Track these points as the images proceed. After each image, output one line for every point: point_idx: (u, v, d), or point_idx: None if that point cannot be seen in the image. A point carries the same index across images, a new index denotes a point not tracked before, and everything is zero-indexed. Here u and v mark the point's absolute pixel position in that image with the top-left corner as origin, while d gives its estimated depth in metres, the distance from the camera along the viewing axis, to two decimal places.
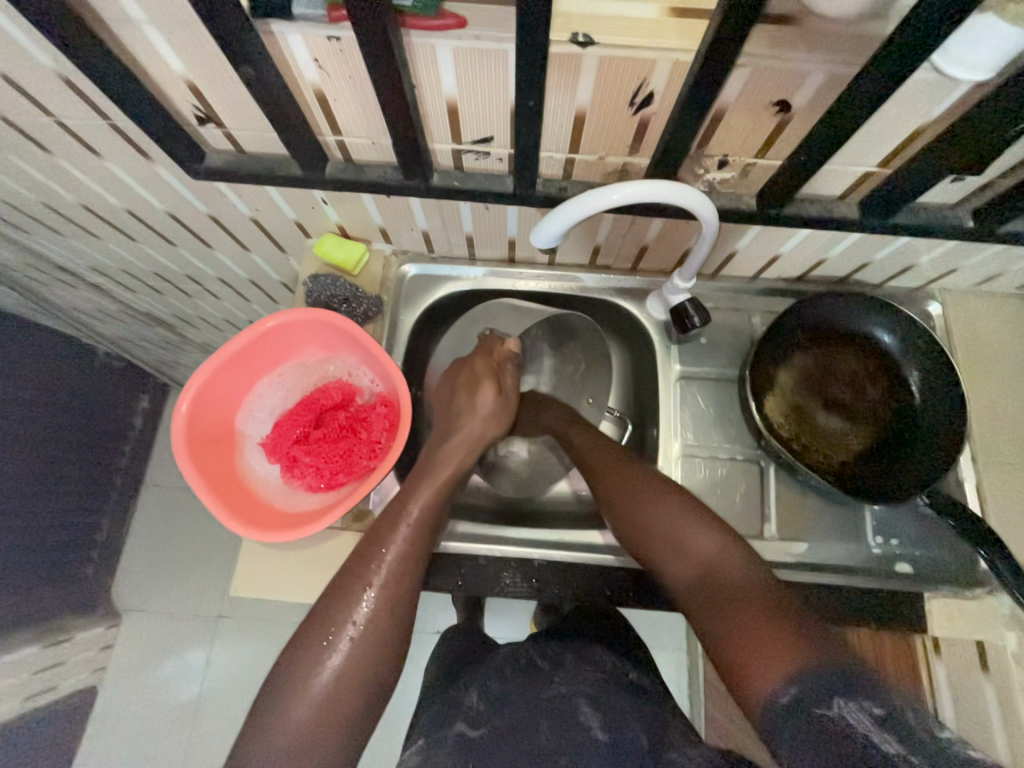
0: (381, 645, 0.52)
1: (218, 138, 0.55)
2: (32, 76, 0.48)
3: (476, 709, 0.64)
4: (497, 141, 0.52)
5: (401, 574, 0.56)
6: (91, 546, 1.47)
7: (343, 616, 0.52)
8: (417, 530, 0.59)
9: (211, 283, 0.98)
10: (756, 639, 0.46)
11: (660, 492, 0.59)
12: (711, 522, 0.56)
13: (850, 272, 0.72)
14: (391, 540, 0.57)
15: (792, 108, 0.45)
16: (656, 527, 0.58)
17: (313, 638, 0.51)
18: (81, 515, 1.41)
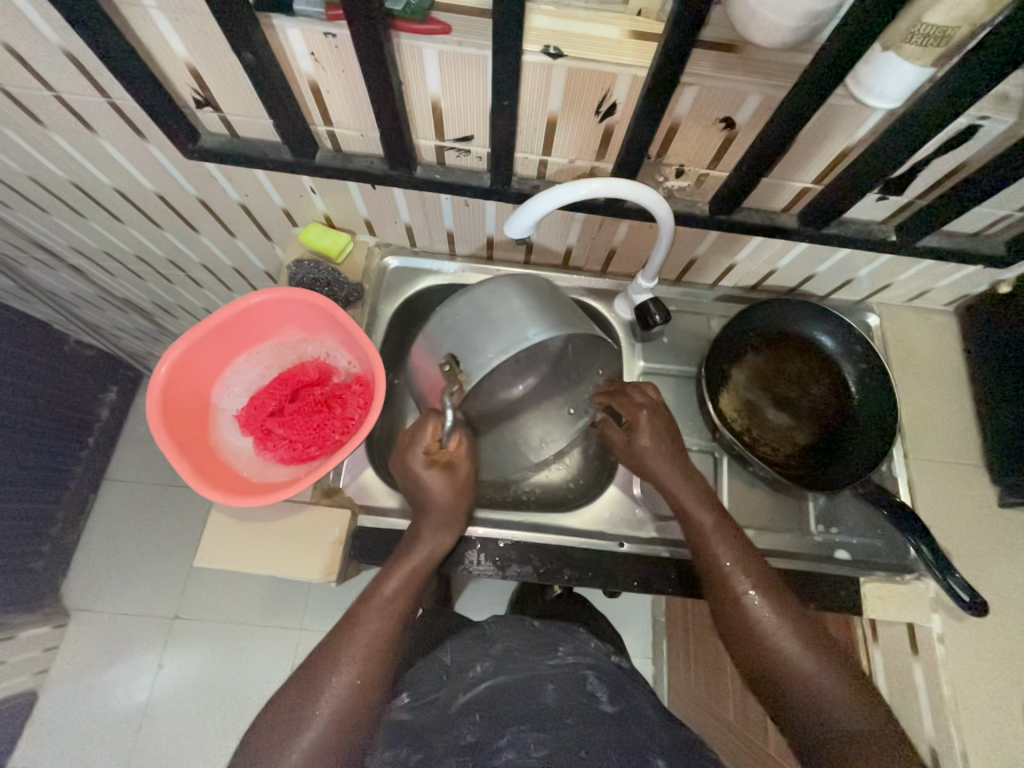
0: (351, 723, 0.53)
1: (214, 121, 0.58)
2: (37, 50, 0.51)
3: (477, 675, 0.68)
4: (476, 140, 0.56)
5: (376, 655, 0.57)
6: (44, 538, 1.41)
7: (315, 696, 0.54)
8: (391, 615, 0.59)
9: (194, 270, 0.99)
10: (794, 675, 0.55)
11: (717, 537, 0.61)
12: (762, 572, 0.59)
13: (797, 283, 0.79)
14: (361, 621, 0.59)
15: (736, 125, 0.51)
16: (714, 573, 0.60)
17: (293, 700, 0.54)
18: (35, 505, 1.36)
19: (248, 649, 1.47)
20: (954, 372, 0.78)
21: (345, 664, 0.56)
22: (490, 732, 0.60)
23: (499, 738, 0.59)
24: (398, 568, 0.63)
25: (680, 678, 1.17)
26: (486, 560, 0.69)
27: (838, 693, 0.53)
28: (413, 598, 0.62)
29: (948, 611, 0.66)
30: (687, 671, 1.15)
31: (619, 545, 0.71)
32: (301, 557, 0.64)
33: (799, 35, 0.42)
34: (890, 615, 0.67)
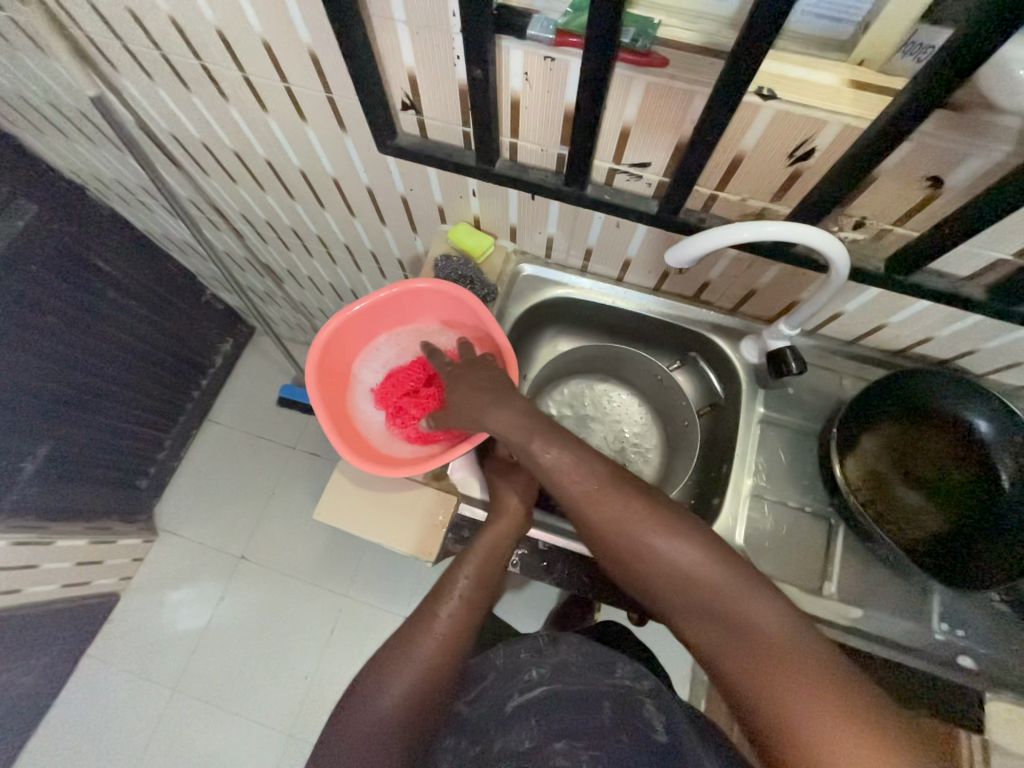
0: (427, 700, 0.55)
1: (411, 122, 0.64)
2: (286, 47, 0.59)
3: (533, 677, 0.64)
4: (653, 168, 0.58)
5: (457, 639, 0.59)
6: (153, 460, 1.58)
7: (388, 679, 0.55)
8: (461, 608, 0.61)
9: (334, 248, 1.09)
10: (784, 690, 0.46)
11: (643, 529, 0.55)
12: (729, 567, 0.53)
13: (953, 356, 0.73)
14: (435, 609, 0.60)
15: (944, 185, 0.48)
16: (676, 577, 0.54)
17: (383, 663, 0.57)
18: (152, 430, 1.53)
19: (298, 600, 1.56)
20: None
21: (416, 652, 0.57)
22: (544, 739, 0.55)
23: (551, 744, 0.54)
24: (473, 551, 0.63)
25: None
26: (573, 573, 0.69)
27: (848, 709, 0.44)
28: (487, 591, 0.63)
29: None
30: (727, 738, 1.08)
31: None
32: (404, 531, 0.68)
33: None
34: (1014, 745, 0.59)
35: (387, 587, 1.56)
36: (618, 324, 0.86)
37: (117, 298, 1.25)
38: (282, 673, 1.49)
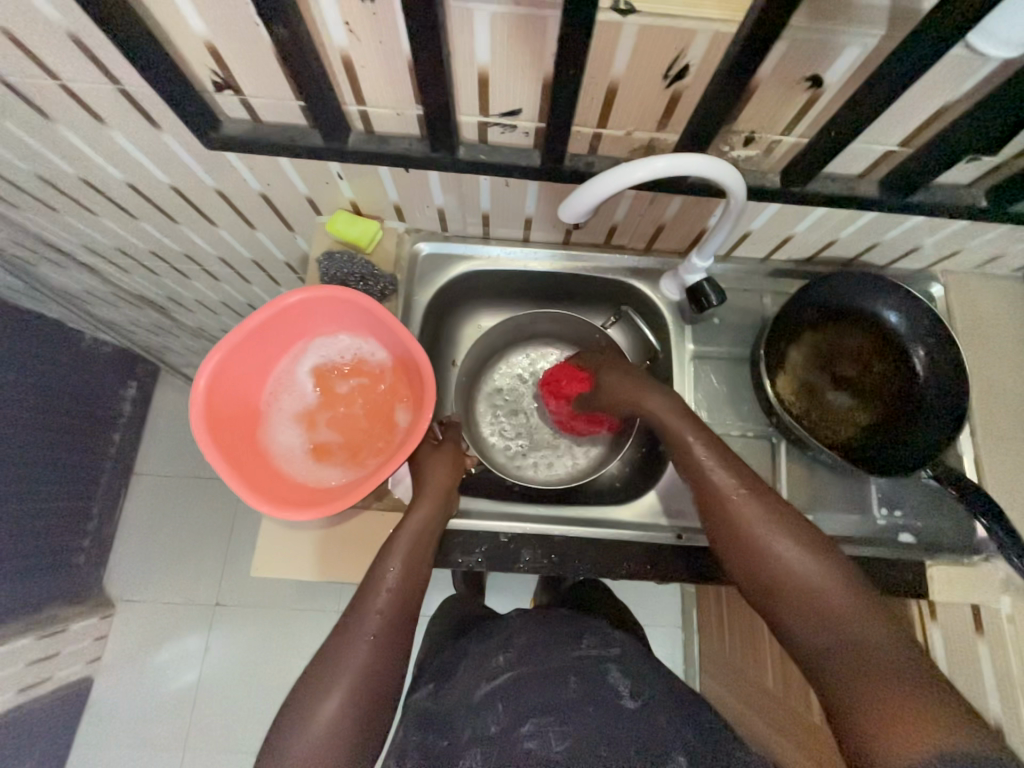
0: (389, 652, 0.56)
1: (234, 105, 0.53)
2: (39, 35, 0.46)
3: (500, 664, 0.63)
4: (525, 114, 0.51)
5: (409, 592, 0.59)
6: (83, 534, 1.43)
7: (327, 686, 0.52)
8: (392, 600, 0.58)
9: (210, 263, 0.95)
10: (880, 677, 0.48)
11: (765, 527, 0.57)
12: (842, 568, 0.55)
13: (859, 252, 0.74)
14: (364, 605, 0.57)
15: (824, 83, 0.45)
16: (772, 569, 0.56)
17: (336, 643, 0.55)
18: (69, 504, 1.36)
19: (287, 629, 1.51)
20: None
21: (352, 654, 0.54)
22: (512, 721, 0.56)
23: (520, 730, 0.55)
24: (399, 536, 0.60)
25: (713, 650, 1.18)
26: (540, 556, 0.67)
27: (930, 696, 0.46)
28: (419, 579, 0.60)
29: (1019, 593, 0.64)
30: (719, 643, 1.15)
31: (677, 537, 0.69)
32: (355, 562, 0.63)
33: None
34: (958, 599, 0.65)
35: None
36: (537, 287, 0.81)
37: None
38: None
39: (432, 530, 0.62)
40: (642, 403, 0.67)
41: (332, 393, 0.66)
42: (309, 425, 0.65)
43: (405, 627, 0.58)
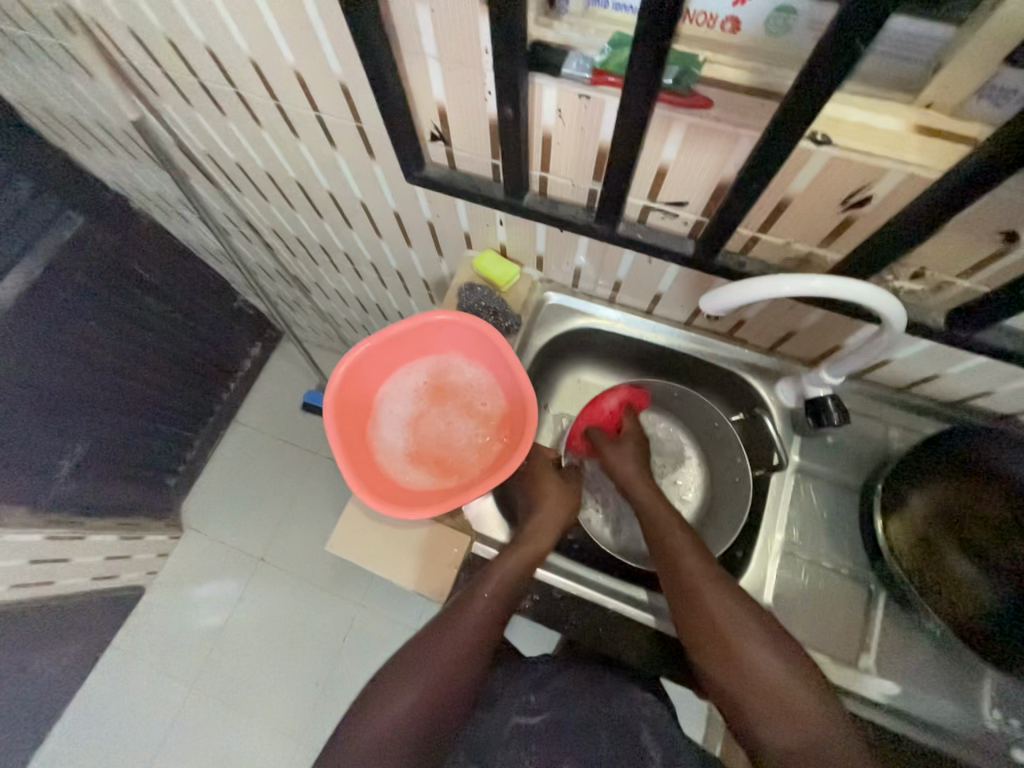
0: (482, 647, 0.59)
1: (440, 153, 0.62)
2: (319, 79, 0.58)
3: (533, 701, 0.65)
4: (690, 207, 0.55)
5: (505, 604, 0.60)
6: (180, 461, 1.62)
7: (395, 695, 0.56)
8: (468, 637, 0.58)
9: (361, 264, 1.08)
10: None
11: (745, 631, 0.55)
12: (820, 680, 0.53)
13: (1017, 411, 0.66)
14: (443, 634, 0.59)
15: (1021, 241, 0.44)
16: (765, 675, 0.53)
17: (438, 627, 0.59)
18: (181, 432, 1.56)
19: (312, 604, 1.58)
20: None
21: (420, 676, 0.56)
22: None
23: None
24: (502, 565, 0.61)
25: None
26: (587, 622, 0.68)
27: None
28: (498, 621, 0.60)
29: None
30: None
31: None
32: (415, 569, 0.67)
33: None
34: None
35: (399, 596, 1.56)
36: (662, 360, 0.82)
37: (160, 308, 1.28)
38: (294, 677, 1.51)
39: (530, 571, 0.62)
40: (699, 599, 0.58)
41: (440, 408, 0.72)
42: (411, 431, 0.71)
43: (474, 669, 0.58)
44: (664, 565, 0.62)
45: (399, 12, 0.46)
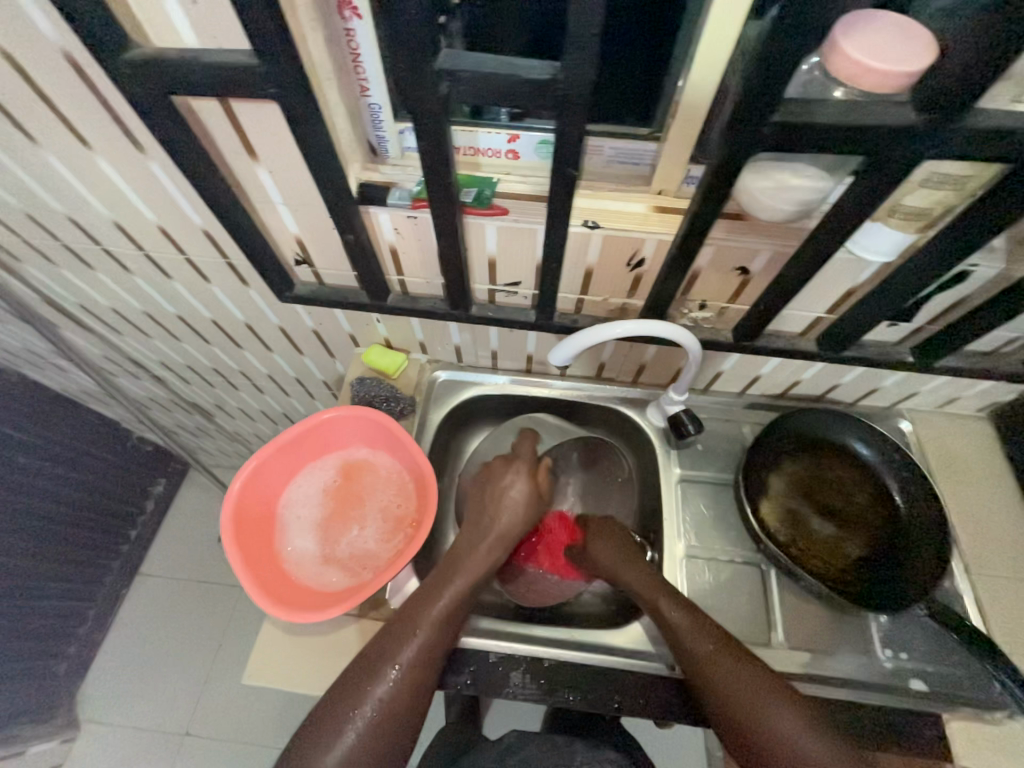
0: (409, 703, 0.58)
1: (307, 274, 0.71)
2: (183, 230, 0.65)
3: None
4: (524, 284, 0.66)
5: (427, 659, 0.59)
6: (71, 639, 1.38)
7: (324, 749, 0.55)
8: (400, 684, 0.58)
9: (259, 379, 1.10)
10: None
11: (759, 703, 0.55)
12: (833, 740, 0.53)
13: (824, 391, 0.83)
14: (376, 679, 0.58)
15: (751, 271, 0.59)
16: (782, 742, 0.53)
17: (357, 683, 0.58)
18: (71, 603, 1.36)
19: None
20: (1000, 479, 0.78)
21: (352, 730, 0.55)
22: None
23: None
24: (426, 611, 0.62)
25: None
26: (530, 681, 0.66)
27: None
28: (433, 665, 0.60)
29: None
30: None
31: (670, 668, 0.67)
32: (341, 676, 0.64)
33: (800, 211, 0.50)
34: (981, 761, 0.60)
35: None
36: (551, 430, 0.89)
37: (41, 466, 1.16)
38: None
39: (462, 605, 0.64)
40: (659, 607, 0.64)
41: (346, 501, 0.73)
42: (321, 532, 0.71)
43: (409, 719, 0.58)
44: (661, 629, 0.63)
45: (243, 175, 0.55)
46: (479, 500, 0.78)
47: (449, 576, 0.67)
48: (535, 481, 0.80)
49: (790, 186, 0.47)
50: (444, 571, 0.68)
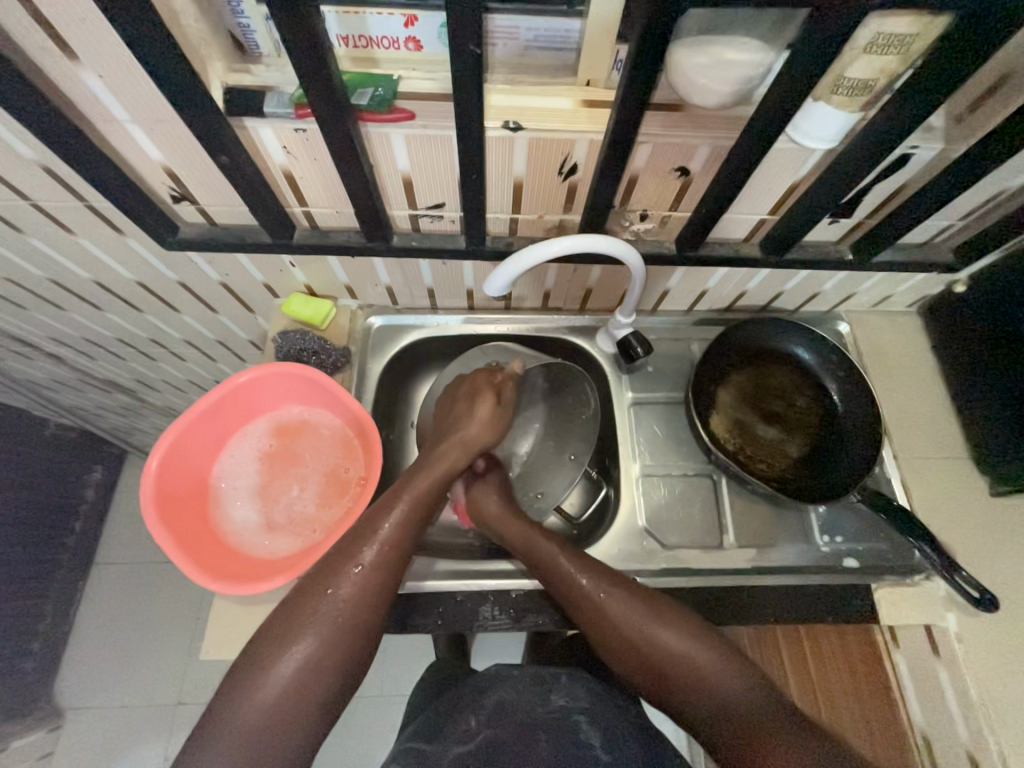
0: (374, 597, 0.54)
1: (191, 212, 0.60)
2: (13, 166, 0.52)
3: (472, 726, 0.61)
4: (448, 206, 0.59)
5: (391, 553, 0.57)
6: (26, 653, 1.20)
7: (266, 672, 0.49)
8: (358, 589, 0.54)
9: (176, 346, 0.97)
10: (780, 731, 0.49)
11: (646, 621, 0.58)
12: (716, 645, 0.57)
13: (769, 300, 0.83)
14: (343, 568, 0.55)
15: (691, 171, 0.54)
16: (671, 652, 0.56)
17: (323, 575, 0.55)
18: (11, 621, 1.15)
19: None
20: (925, 370, 0.82)
21: (305, 643, 0.50)
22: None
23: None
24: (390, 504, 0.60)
25: None
26: (500, 611, 0.67)
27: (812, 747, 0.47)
28: (393, 572, 0.56)
29: (961, 608, 0.67)
30: None
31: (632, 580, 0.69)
32: None
33: (738, 94, 0.45)
34: (902, 616, 0.68)
35: None
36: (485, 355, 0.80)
37: None
38: None
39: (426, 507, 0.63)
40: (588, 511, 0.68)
41: (286, 463, 0.69)
42: (261, 500, 0.67)
43: (368, 631, 0.53)
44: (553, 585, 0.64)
45: (66, 85, 0.43)
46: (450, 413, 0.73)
47: (406, 482, 0.64)
48: (500, 396, 0.73)
49: (728, 61, 0.42)
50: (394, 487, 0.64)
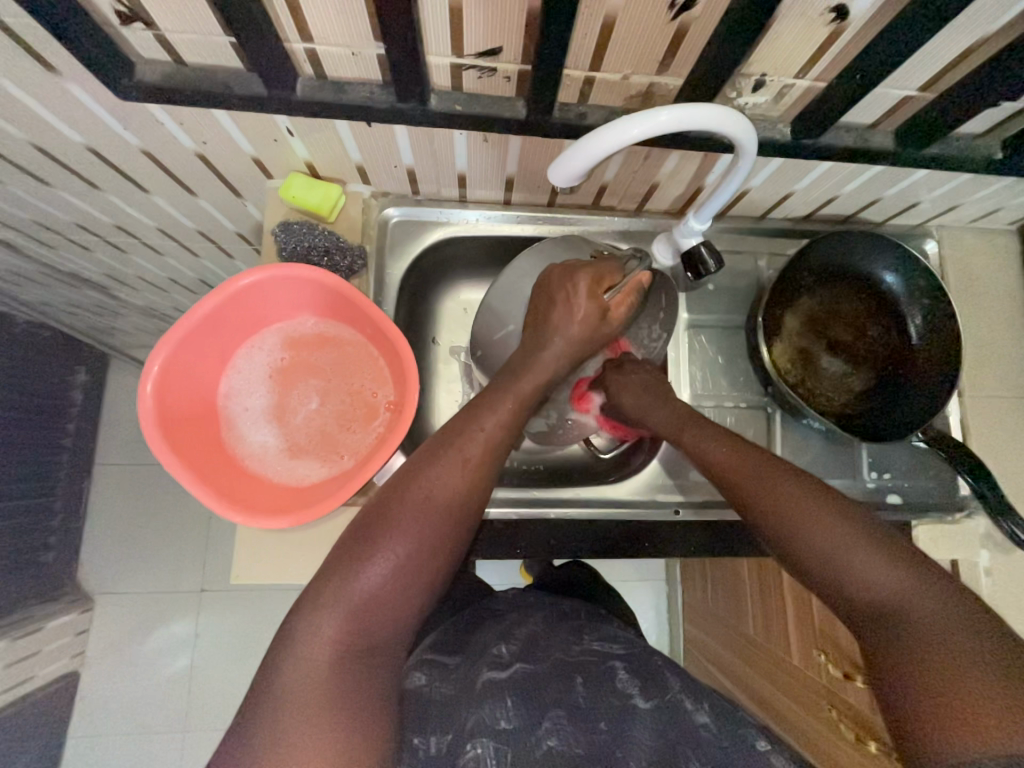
0: (480, 481, 0.48)
1: (148, 41, 0.43)
2: None
3: (504, 654, 0.58)
4: (505, 55, 0.43)
5: (499, 441, 0.51)
6: (42, 548, 1.20)
7: (371, 550, 0.42)
8: (467, 479, 0.47)
9: (151, 237, 0.80)
10: (957, 668, 0.37)
11: (798, 510, 0.47)
12: (887, 549, 0.43)
13: (858, 209, 0.70)
14: (453, 448, 0.48)
15: (851, 15, 0.39)
16: (814, 545, 0.45)
17: (429, 452, 0.48)
18: (21, 520, 1.13)
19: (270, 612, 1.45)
20: (1016, 299, 0.73)
21: (414, 525, 0.44)
22: (527, 722, 0.50)
23: (539, 728, 0.49)
24: (502, 392, 0.54)
25: (696, 599, 1.16)
26: (535, 540, 0.66)
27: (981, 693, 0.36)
28: (498, 463, 0.50)
29: (997, 546, 0.66)
30: (701, 594, 1.13)
31: (674, 510, 0.67)
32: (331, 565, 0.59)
33: None
34: (939, 552, 0.66)
35: None
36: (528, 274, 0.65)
37: None
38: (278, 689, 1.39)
39: (527, 409, 0.55)
40: (681, 437, 0.59)
41: (304, 381, 0.60)
42: (280, 424, 0.59)
43: (471, 527, 0.47)
44: (700, 465, 0.56)
45: None
46: (541, 305, 0.59)
47: (510, 376, 0.56)
48: (606, 308, 0.59)
49: None
50: (497, 379, 0.56)
